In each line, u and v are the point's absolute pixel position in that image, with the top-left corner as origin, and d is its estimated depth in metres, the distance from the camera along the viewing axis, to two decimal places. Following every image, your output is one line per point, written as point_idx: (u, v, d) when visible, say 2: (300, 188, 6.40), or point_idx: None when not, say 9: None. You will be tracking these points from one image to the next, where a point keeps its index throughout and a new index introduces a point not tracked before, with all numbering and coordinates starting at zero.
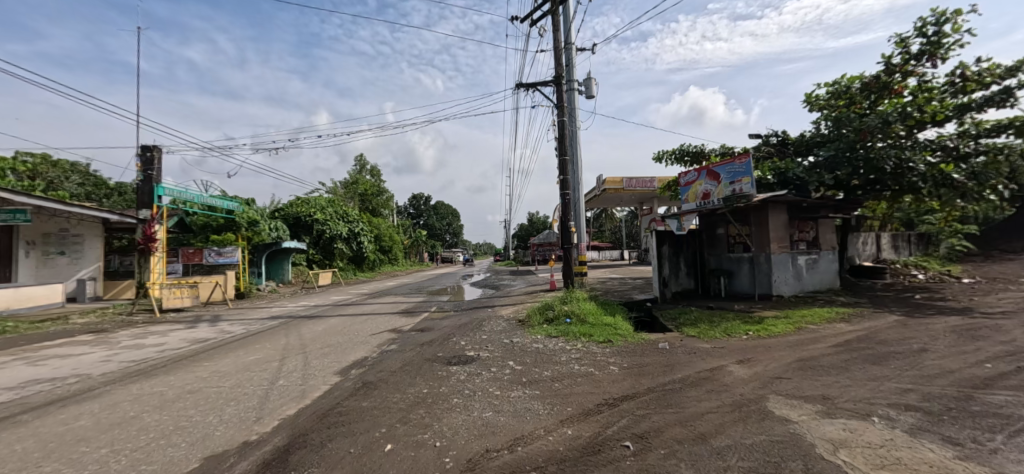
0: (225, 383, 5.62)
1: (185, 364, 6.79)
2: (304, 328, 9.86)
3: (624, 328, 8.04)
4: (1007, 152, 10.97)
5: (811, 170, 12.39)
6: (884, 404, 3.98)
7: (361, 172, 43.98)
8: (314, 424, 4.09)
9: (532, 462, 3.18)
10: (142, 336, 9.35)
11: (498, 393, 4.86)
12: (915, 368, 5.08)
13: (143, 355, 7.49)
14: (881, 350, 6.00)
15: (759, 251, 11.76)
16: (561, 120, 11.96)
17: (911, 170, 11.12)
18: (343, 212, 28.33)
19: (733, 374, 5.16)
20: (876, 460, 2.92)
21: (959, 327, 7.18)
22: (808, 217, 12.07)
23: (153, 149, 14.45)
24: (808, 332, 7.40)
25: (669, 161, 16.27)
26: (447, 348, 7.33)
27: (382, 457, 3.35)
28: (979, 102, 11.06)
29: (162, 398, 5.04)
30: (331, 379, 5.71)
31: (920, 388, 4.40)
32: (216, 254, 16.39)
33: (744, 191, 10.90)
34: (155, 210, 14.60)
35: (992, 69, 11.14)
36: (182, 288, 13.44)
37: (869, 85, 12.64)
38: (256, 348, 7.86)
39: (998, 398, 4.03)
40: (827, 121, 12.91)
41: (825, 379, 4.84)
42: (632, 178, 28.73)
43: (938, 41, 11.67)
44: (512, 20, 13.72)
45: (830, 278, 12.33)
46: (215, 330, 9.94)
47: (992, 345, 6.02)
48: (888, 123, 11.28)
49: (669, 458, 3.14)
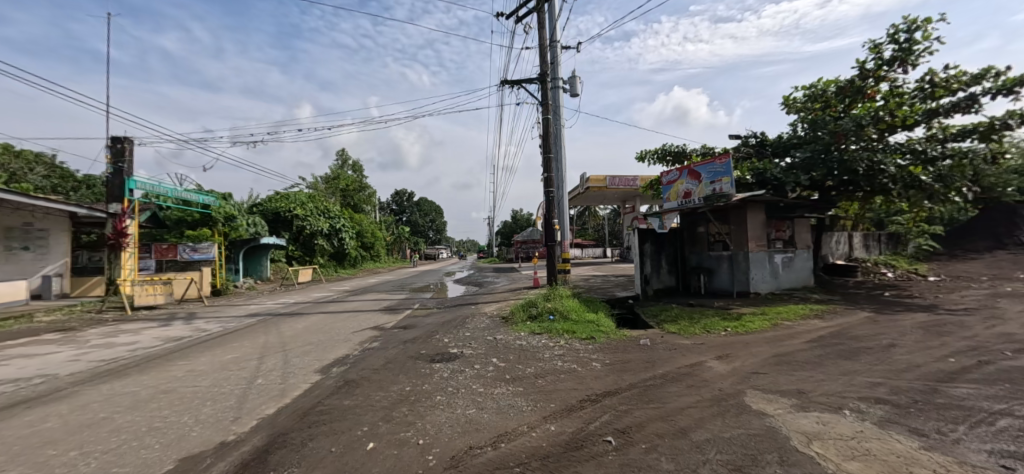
0: (200, 383, 5.48)
1: (160, 363, 6.61)
2: (284, 326, 9.67)
3: (606, 325, 8.14)
4: (972, 155, 11.35)
5: (788, 171, 12.71)
6: (855, 398, 4.13)
7: (343, 167, 43.19)
8: (294, 424, 4.03)
9: (515, 459, 3.20)
10: (113, 334, 9.04)
11: (482, 390, 4.87)
12: (885, 363, 5.28)
13: (114, 354, 7.25)
14: (852, 346, 6.23)
15: (737, 250, 12.04)
16: (544, 118, 12.00)
17: (882, 172, 11.46)
18: (324, 208, 27.93)
19: (712, 370, 5.27)
20: (848, 451, 3.03)
21: (926, 323, 7.50)
22: (785, 216, 12.43)
23: (125, 141, 13.93)
24: (783, 328, 7.63)
25: (651, 160, 16.46)
26: (431, 345, 7.29)
27: (365, 455, 3.32)
28: (946, 108, 11.50)
29: (133, 398, 4.88)
30: (312, 377, 5.64)
31: (889, 382, 4.58)
32: (190, 250, 15.82)
33: (724, 191, 11.11)
34: (126, 204, 14.14)
35: (960, 76, 11.56)
36: (155, 285, 13.03)
37: (843, 89, 13.02)
38: (233, 347, 7.70)
39: (961, 391, 4.22)
40: (803, 123, 13.27)
41: (801, 374, 4.99)
42: (615, 176, 28.84)
43: (909, 47, 12.07)
44: (498, 16, 13.95)
45: (804, 277, 12.76)
46: (191, 328, 9.68)
47: (956, 340, 6.30)
48: (861, 125, 11.66)
49: (651, 452, 3.20)
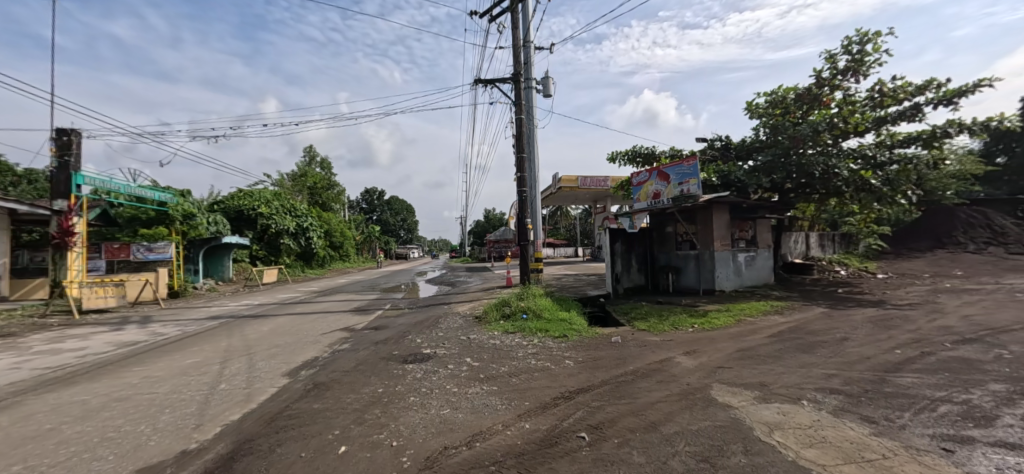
0: (158, 389, 5.24)
1: (112, 370, 6.26)
2: (248, 329, 9.34)
3: (578, 323, 8.27)
4: (916, 161, 12.13)
5: (751, 173, 13.26)
6: (813, 389, 4.37)
7: (311, 164, 41.97)
8: (261, 429, 3.92)
9: (491, 458, 3.23)
10: (59, 340, 8.49)
11: (456, 390, 4.86)
12: (839, 356, 5.60)
13: (61, 361, 6.81)
14: (809, 340, 6.57)
15: (704, 249, 12.45)
16: (518, 118, 12.04)
17: (836, 176, 12.10)
18: (290, 206, 27.09)
19: (680, 365, 5.45)
20: (806, 439, 3.21)
21: (875, 318, 8.00)
22: (747, 217, 12.97)
23: (70, 132, 13.17)
24: (747, 324, 7.95)
25: (622, 161, 16.78)
26: (404, 346, 7.22)
27: (336, 459, 3.27)
28: (894, 116, 12.25)
29: (83, 408, 4.61)
30: (279, 381, 5.48)
31: (843, 373, 4.86)
32: (145, 250, 15.13)
33: (691, 191, 11.46)
34: (72, 201, 13.28)
35: (906, 87, 12.34)
36: (105, 287, 12.32)
37: (802, 96, 13.66)
38: (194, 351, 7.37)
39: (906, 380, 4.54)
40: (765, 128, 13.84)
41: (763, 367, 5.22)
42: (587, 177, 29.28)
43: (861, 58, 12.79)
44: (472, 15, 13.89)
45: (765, 275, 13.33)
46: (146, 333, 9.21)
47: (902, 333, 6.75)
48: (818, 131, 12.25)
49: (623, 446, 3.29)
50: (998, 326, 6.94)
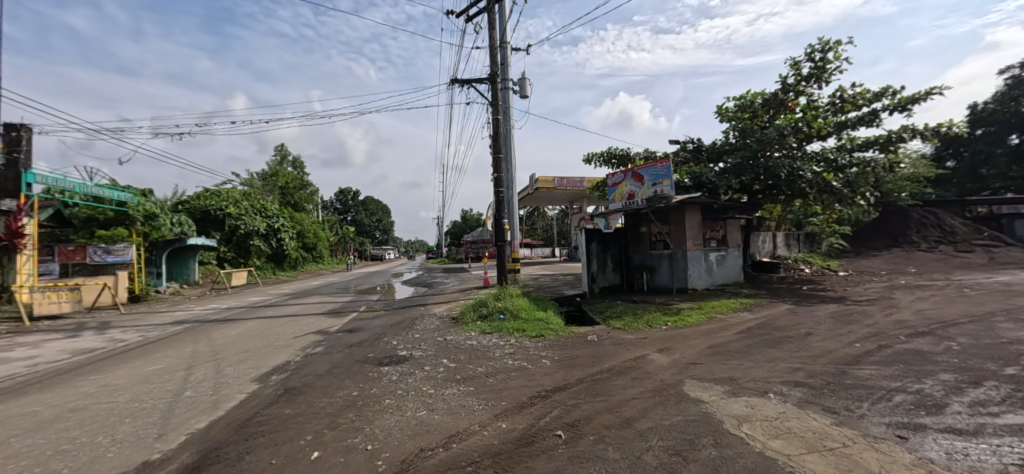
0: (118, 398, 5.01)
1: (66, 379, 5.94)
2: (215, 334, 9.02)
3: (554, 322, 8.34)
4: (873, 164, 12.75)
5: (721, 175, 13.67)
6: (779, 382, 4.54)
7: (282, 163, 40.89)
8: (230, 437, 3.80)
9: (467, 458, 3.22)
10: (8, 348, 8.01)
11: (432, 392, 4.83)
12: (803, 350, 5.84)
13: (9, 370, 6.43)
14: (776, 335, 6.82)
15: (676, 248, 12.75)
16: (495, 119, 12.06)
17: (800, 178, 12.59)
18: (260, 207, 26.33)
19: (654, 362, 5.57)
20: (773, 430, 3.34)
21: (836, 313, 8.36)
22: (718, 217, 13.35)
23: (21, 128, 12.57)
24: (717, 321, 8.19)
25: (597, 162, 17.01)
26: (379, 348, 7.11)
27: (310, 465, 3.21)
28: (853, 121, 12.85)
29: (35, 419, 4.36)
30: (249, 387, 5.33)
31: (807, 366, 5.07)
32: (103, 252, 14.49)
33: (664, 192, 11.76)
34: (22, 201, 12.50)
35: (864, 93, 12.95)
36: (59, 292, 11.70)
37: (769, 101, 14.14)
38: (156, 357, 7.07)
39: (865, 372, 4.77)
40: (734, 131, 14.28)
41: (732, 363, 5.39)
42: (563, 177, 29.54)
43: (823, 66, 13.35)
44: (448, 14, 13.85)
45: (735, 273, 13.74)
46: (105, 339, 8.78)
47: (861, 327, 7.09)
48: (783, 135, 12.78)
49: (598, 443, 3.34)
50: (947, 319, 7.38)
